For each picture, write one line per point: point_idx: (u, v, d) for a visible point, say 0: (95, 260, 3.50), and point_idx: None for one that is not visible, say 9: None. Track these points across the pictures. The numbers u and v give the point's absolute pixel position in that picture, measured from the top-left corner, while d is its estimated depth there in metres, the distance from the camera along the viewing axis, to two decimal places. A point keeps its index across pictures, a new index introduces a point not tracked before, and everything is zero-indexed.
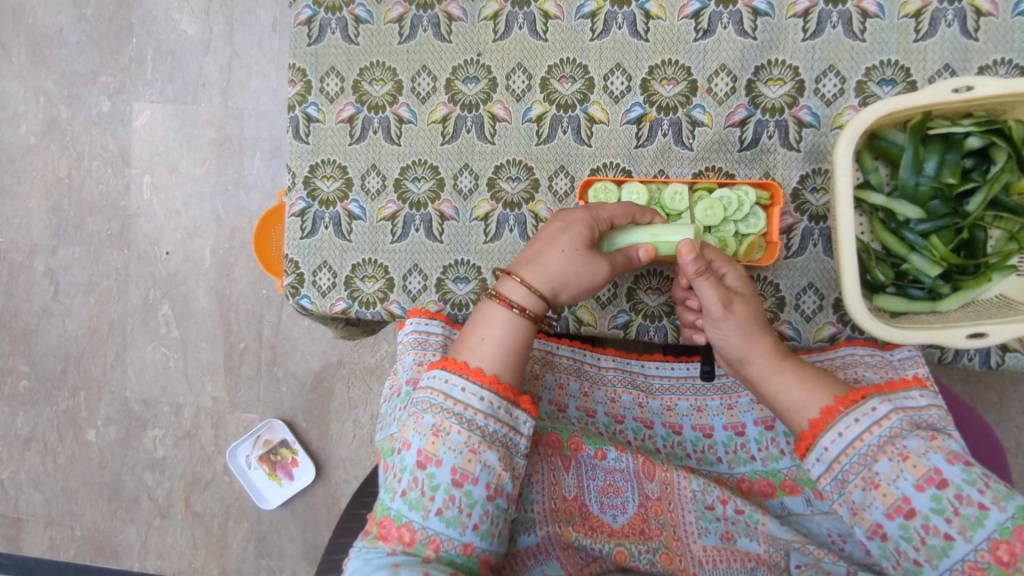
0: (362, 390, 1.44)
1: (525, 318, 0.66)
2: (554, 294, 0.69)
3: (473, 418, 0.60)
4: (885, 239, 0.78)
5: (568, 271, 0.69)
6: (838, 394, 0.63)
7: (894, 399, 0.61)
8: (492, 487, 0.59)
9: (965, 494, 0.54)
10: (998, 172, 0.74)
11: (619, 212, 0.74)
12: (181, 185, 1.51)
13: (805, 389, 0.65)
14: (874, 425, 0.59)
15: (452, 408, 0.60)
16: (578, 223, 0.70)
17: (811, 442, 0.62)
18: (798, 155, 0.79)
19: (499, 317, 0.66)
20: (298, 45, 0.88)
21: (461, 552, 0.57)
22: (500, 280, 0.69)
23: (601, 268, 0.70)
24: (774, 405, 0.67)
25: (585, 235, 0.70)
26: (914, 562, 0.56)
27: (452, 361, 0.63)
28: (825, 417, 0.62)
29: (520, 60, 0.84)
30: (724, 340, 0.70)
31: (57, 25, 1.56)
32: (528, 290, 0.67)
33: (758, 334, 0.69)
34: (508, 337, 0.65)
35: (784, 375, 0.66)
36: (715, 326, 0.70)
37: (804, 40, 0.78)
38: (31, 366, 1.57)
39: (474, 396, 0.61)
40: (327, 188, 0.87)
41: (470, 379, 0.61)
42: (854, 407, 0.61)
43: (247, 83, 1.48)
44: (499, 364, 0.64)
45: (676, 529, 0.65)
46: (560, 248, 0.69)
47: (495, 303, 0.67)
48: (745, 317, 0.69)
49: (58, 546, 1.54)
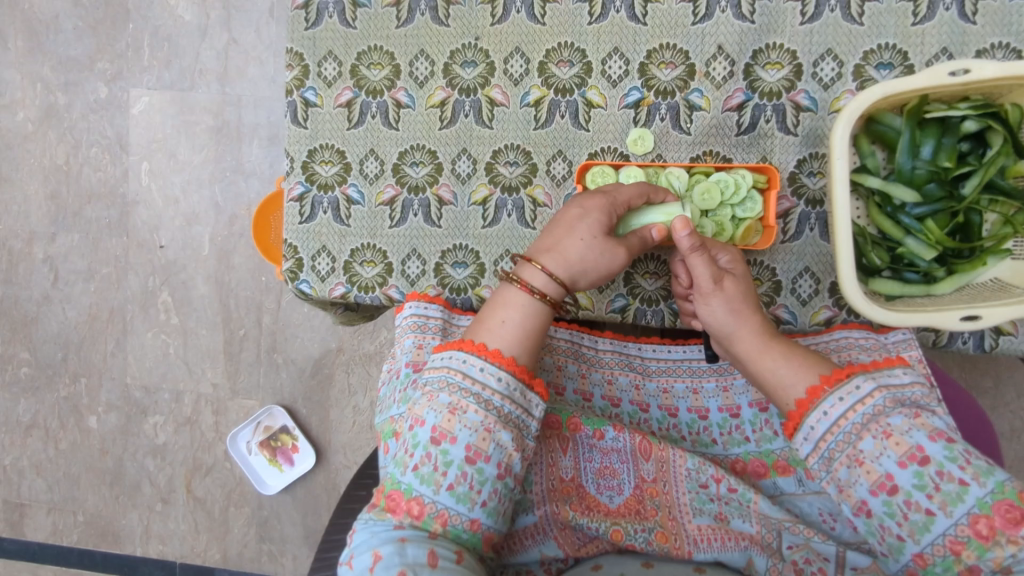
0: (361, 376, 1.45)
1: (545, 304, 0.67)
2: (573, 281, 0.69)
3: (490, 398, 0.61)
4: (881, 223, 0.77)
5: (586, 259, 0.69)
6: (824, 373, 0.64)
7: (877, 377, 0.61)
8: (502, 466, 0.59)
9: (946, 470, 0.55)
10: (994, 156, 0.74)
11: (635, 194, 0.74)
12: (180, 172, 1.51)
13: (793, 367, 0.66)
14: (858, 403, 0.60)
15: (470, 387, 0.61)
16: (596, 209, 0.71)
17: (798, 422, 0.64)
18: (796, 140, 0.79)
19: (519, 303, 0.67)
20: (297, 29, 0.87)
21: (468, 528, 0.58)
22: (519, 266, 0.70)
23: (618, 254, 0.71)
24: (762, 383, 0.68)
25: (603, 222, 0.70)
26: (897, 538, 0.57)
27: (470, 342, 0.64)
28: (810, 397, 0.63)
29: (518, 44, 0.84)
30: (713, 319, 0.71)
31: (53, 11, 1.56)
32: (548, 277, 0.68)
33: (745, 312, 0.70)
34: (527, 323, 0.66)
35: (772, 353, 0.67)
36: (705, 305, 0.71)
37: (803, 23, 0.78)
38: (31, 354, 1.58)
39: (492, 376, 0.61)
40: (325, 173, 0.87)
41: (489, 360, 0.62)
42: (838, 385, 0.62)
43: (245, 70, 1.47)
44: (518, 348, 0.65)
45: (670, 509, 0.66)
46: (579, 236, 0.69)
47: (515, 288, 0.68)
48: (734, 296, 0.70)
49: (61, 532, 1.56)
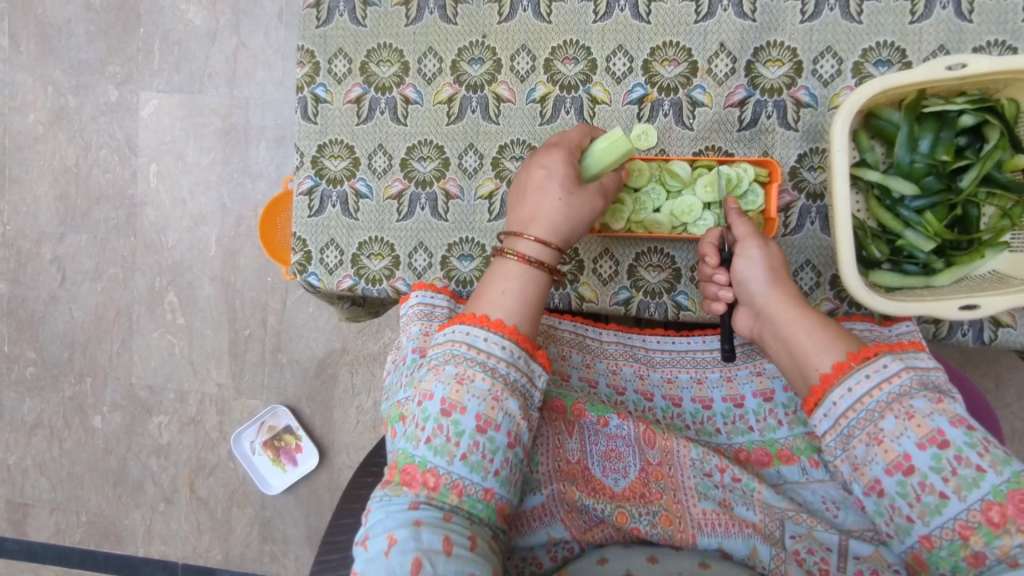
0: (365, 376, 1.46)
1: (544, 270, 0.70)
2: (565, 240, 0.73)
3: (496, 366, 0.62)
4: (880, 216, 0.79)
5: (569, 214, 0.72)
6: (852, 350, 0.65)
7: (904, 358, 0.63)
8: (512, 435, 0.61)
9: (965, 456, 0.56)
10: (991, 150, 0.75)
11: (581, 136, 0.77)
12: (188, 174, 1.53)
13: (827, 335, 0.67)
14: (884, 381, 0.61)
15: (476, 357, 0.62)
16: (559, 163, 0.74)
17: (820, 397, 0.64)
18: (796, 135, 0.80)
19: (517, 273, 0.69)
20: (308, 27, 0.89)
21: (482, 498, 0.59)
22: (509, 241, 0.72)
23: (596, 202, 0.74)
24: (791, 350, 0.68)
25: (569, 173, 0.74)
26: (907, 519, 0.58)
27: (471, 315, 0.65)
28: (837, 371, 0.64)
29: (524, 42, 0.86)
30: (753, 283, 0.72)
31: (65, 16, 1.58)
32: (544, 244, 0.70)
33: (784, 280, 0.72)
34: (526, 290, 0.68)
35: (807, 321, 0.68)
36: (747, 266, 0.73)
37: (803, 21, 0.79)
38: (38, 353, 1.59)
39: (495, 345, 0.63)
40: (335, 168, 0.89)
41: (492, 330, 0.64)
42: (866, 363, 0.63)
43: (253, 74, 1.50)
44: (518, 315, 0.66)
45: (676, 492, 0.67)
46: (554, 195, 0.72)
47: (511, 261, 0.70)
48: (776, 262, 0.73)
49: (64, 532, 1.56)
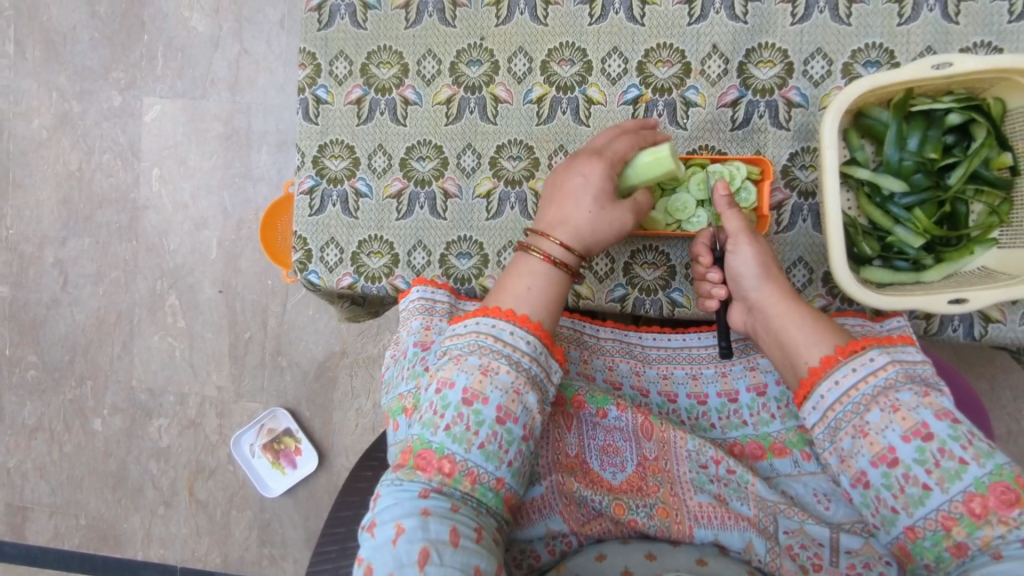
0: (365, 379, 1.47)
1: (564, 274, 0.72)
2: (587, 251, 0.74)
3: (520, 359, 0.64)
4: (871, 213, 0.80)
5: (598, 229, 0.74)
6: (839, 344, 0.66)
7: (891, 352, 0.64)
8: (527, 428, 0.62)
9: (948, 448, 0.57)
10: (978, 148, 0.77)
11: (629, 148, 0.77)
12: (189, 178, 1.55)
13: (816, 330, 0.68)
14: (870, 374, 0.63)
15: (501, 350, 0.64)
16: (598, 176, 0.74)
17: (809, 390, 0.66)
18: (788, 134, 0.82)
19: (540, 273, 0.71)
20: (309, 30, 0.91)
21: (493, 487, 0.60)
22: (534, 239, 0.73)
23: (626, 221, 0.75)
24: (781, 345, 0.70)
25: (606, 189, 0.74)
26: (891, 510, 0.59)
27: (498, 309, 0.67)
28: (825, 365, 0.66)
29: (521, 44, 0.88)
30: (744, 279, 0.74)
31: (70, 23, 1.60)
32: (567, 252, 0.72)
33: (774, 276, 0.73)
34: (549, 292, 0.70)
35: (797, 316, 0.70)
36: (737, 263, 0.75)
37: (793, 24, 0.81)
38: (39, 356, 1.60)
39: (521, 339, 0.65)
40: (335, 167, 0.91)
41: (518, 325, 0.65)
42: (852, 357, 0.65)
43: (256, 80, 1.52)
44: (542, 315, 0.68)
45: (672, 486, 0.68)
46: (586, 207, 0.73)
47: (535, 260, 0.71)
48: (766, 258, 0.74)
49: (63, 535, 1.57)
